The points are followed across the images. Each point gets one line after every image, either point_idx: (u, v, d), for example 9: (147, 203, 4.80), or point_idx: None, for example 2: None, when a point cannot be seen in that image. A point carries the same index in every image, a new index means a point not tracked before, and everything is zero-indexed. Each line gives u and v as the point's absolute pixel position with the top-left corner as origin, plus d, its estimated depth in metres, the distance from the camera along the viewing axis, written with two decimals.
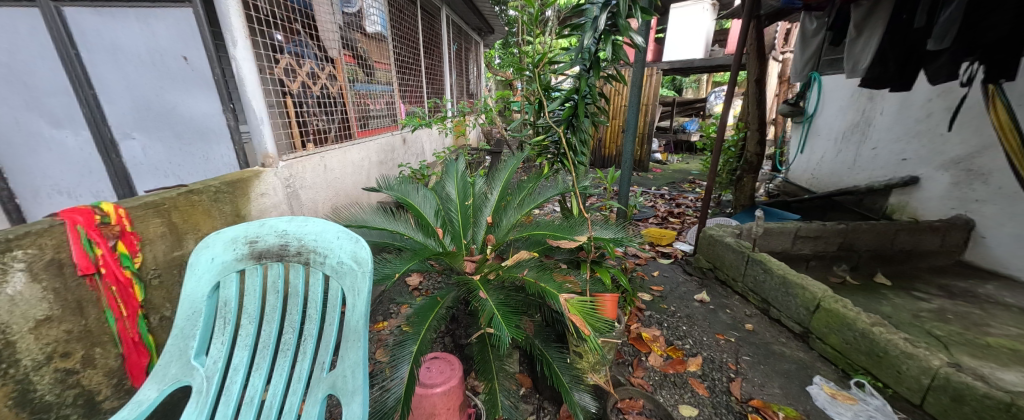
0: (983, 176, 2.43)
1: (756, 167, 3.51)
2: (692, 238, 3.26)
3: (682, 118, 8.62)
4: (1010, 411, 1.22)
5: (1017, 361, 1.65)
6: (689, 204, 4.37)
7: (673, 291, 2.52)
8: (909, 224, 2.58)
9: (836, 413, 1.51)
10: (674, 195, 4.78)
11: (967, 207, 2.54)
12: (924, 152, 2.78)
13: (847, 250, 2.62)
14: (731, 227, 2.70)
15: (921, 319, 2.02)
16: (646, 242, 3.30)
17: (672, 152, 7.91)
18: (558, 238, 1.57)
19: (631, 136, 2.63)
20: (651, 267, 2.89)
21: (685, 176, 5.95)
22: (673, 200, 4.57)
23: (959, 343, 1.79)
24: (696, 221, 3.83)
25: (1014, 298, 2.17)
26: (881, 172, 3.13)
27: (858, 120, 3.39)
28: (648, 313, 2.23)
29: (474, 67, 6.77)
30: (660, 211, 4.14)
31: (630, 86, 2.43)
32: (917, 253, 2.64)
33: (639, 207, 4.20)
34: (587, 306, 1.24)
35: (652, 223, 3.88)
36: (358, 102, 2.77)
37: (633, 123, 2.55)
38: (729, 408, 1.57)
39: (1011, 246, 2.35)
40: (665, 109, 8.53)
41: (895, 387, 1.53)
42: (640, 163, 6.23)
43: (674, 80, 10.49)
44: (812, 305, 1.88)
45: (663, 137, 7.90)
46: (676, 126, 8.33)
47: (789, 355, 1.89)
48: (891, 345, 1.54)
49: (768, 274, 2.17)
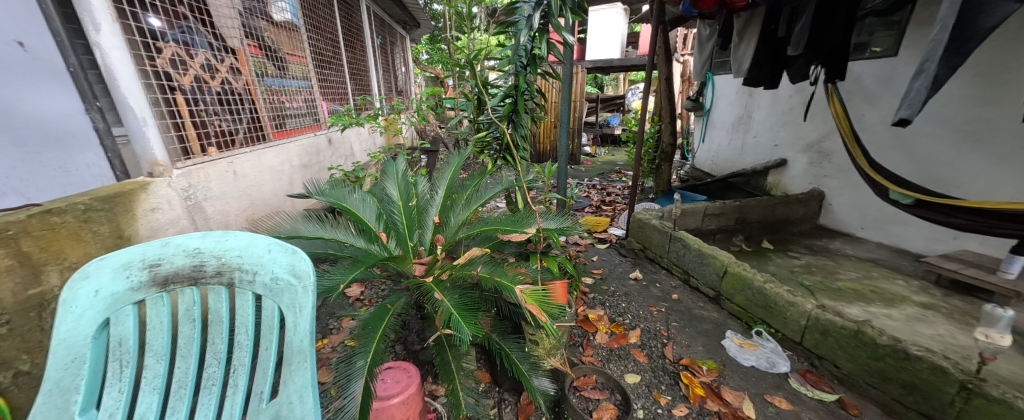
0: (829, 156, 3.07)
1: (670, 156, 3.97)
2: (623, 222, 3.58)
3: (606, 113, 9.34)
4: (856, 336, 1.58)
5: (859, 299, 2.14)
6: (617, 192, 4.78)
7: (611, 273, 2.76)
8: (784, 199, 3.15)
9: (743, 359, 1.81)
10: (605, 185, 5.17)
11: (819, 182, 3.19)
12: (790, 139, 3.42)
13: (742, 223, 3.09)
14: (655, 210, 3.04)
15: (795, 273, 2.51)
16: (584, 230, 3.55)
17: (600, 145, 8.54)
18: (508, 232, 1.60)
19: (566, 129, 2.76)
20: (591, 253, 3.13)
21: (612, 167, 6.49)
22: (605, 189, 4.96)
23: (822, 289, 2.26)
24: (625, 208, 4.21)
25: (854, 250, 2.80)
26: (761, 156, 3.77)
27: (743, 113, 4.03)
28: (592, 295, 2.41)
29: (402, 63, 6.48)
30: (594, 200, 4.46)
31: (563, 82, 2.53)
32: (791, 221, 3.23)
33: (575, 198, 4.47)
34: (541, 294, 1.28)
35: (587, 212, 4.17)
36: (270, 99, 2.47)
37: (567, 118, 2.68)
38: (664, 370, 1.77)
39: (848, 210, 3.02)
40: (590, 105, 9.16)
41: (784, 331, 1.88)
42: (573, 157, 6.62)
43: (597, 78, 11.22)
44: (722, 272, 2.22)
45: (591, 131, 8.48)
46: (601, 121, 8.97)
47: (707, 317, 2.19)
48: (779, 297, 1.88)
49: (687, 248, 2.50)
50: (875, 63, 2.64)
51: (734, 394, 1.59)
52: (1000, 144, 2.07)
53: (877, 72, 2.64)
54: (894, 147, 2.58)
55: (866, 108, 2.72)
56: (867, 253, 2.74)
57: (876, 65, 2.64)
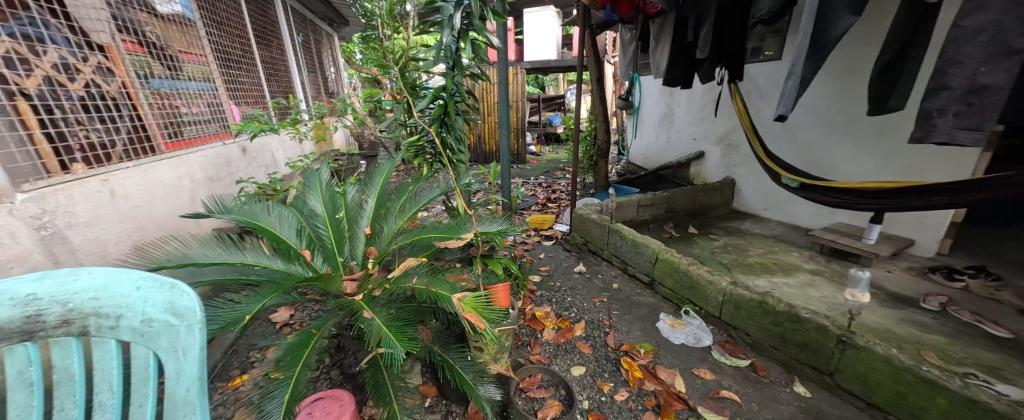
0: (737, 148, 3.47)
1: (606, 152, 4.19)
2: (567, 218, 3.70)
3: (548, 113, 9.60)
4: (761, 305, 1.79)
5: (765, 272, 2.44)
6: (561, 189, 4.94)
7: (557, 268, 2.83)
8: (704, 187, 3.48)
9: (674, 338, 1.96)
10: (549, 183, 5.31)
11: (731, 170, 3.58)
12: (706, 134, 3.80)
13: (670, 212, 3.36)
14: (594, 205, 3.18)
15: (716, 253, 2.79)
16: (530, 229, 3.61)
17: (544, 144, 8.75)
18: (445, 239, 1.53)
19: (505, 130, 2.77)
20: (538, 250, 3.18)
21: (556, 164, 6.69)
22: (550, 187, 5.10)
23: (737, 266, 2.54)
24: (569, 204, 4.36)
25: (760, 229, 3.19)
26: (684, 150, 4.14)
27: (666, 111, 4.39)
28: (539, 293, 2.45)
29: (332, 63, 6.05)
30: (540, 199, 4.57)
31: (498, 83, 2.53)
32: (711, 207, 3.58)
33: (521, 197, 4.54)
34: (481, 300, 1.25)
35: (534, 210, 4.25)
36: (159, 104, 2.13)
37: (506, 118, 2.69)
38: (607, 358, 1.85)
39: (754, 194, 3.44)
40: (533, 105, 9.33)
41: (706, 308, 2.07)
42: (518, 157, 6.70)
43: (538, 79, 11.39)
44: (654, 258, 2.39)
45: (534, 131, 8.66)
46: (544, 120, 9.19)
47: (644, 302, 2.34)
48: (701, 277, 2.07)
49: (623, 239, 2.65)
50: (766, 65, 3.03)
51: (668, 372, 1.71)
52: (858, 132, 2.49)
53: (768, 73, 3.03)
54: (784, 138, 2.99)
55: (762, 105, 3.12)
56: (770, 230, 3.14)
57: (767, 67, 3.03)
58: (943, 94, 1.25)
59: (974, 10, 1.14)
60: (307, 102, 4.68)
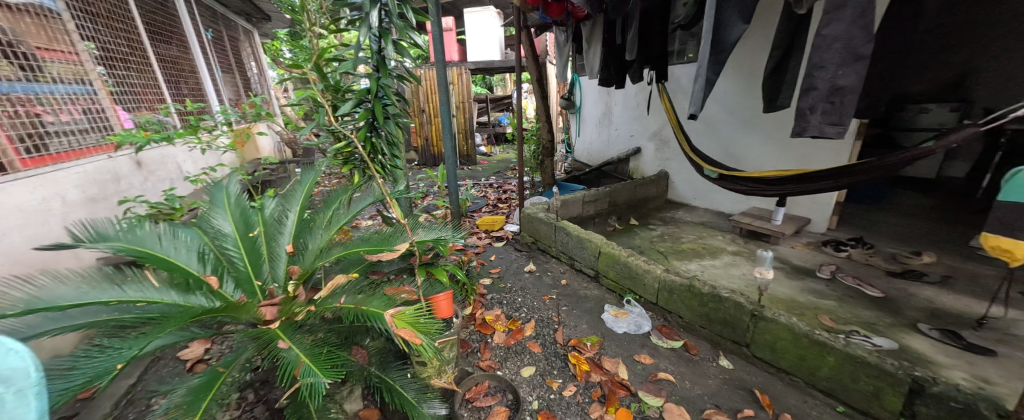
0: (667, 143, 3.76)
1: (552, 151, 4.28)
2: (517, 218, 3.72)
3: (496, 113, 9.59)
4: (690, 289, 1.93)
5: (696, 256, 2.65)
6: (512, 189, 4.97)
7: (509, 269, 2.83)
8: (642, 181, 3.69)
9: (617, 327, 2.05)
10: (500, 183, 5.32)
11: (665, 164, 3.86)
12: (642, 130, 4.05)
13: (613, 206, 3.51)
14: (541, 203, 3.24)
15: (654, 242, 2.97)
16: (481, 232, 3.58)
17: (494, 145, 8.73)
18: (376, 252, 1.41)
19: (449, 135, 2.70)
20: (489, 253, 3.16)
21: (507, 165, 6.71)
22: (500, 188, 5.10)
23: (673, 253, 2.73)
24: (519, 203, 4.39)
25: (691, 217, 3.47)
26: (622, 146, 4.38)
27: (605, 110, 4.61)
28: (490, 296, 2.43)
29: (255, 63, 5.50)
30: (491, 200, 4.55)
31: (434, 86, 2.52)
32: (650, 200, 3.80)
33: (471, 199, 4.49)
34: (417, 314, 1.18)
35: (485, 212, 4.22)
36: (9, 113, 1.77)
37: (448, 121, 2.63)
38: (556, 355, 1.88)
39: (685, 185, 3.73)
40: (481, 106, 9.25)
41: (645, 296, 2.19)
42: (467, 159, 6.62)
43: (485, 79, 11.24)
44: (597, 252, 2.48)
45: (484, 132, 8.61)
46: (493, 121, 9.17)
47: (590, 295, 2.42)
48: (638, 267, 2.19)
49: (568, 236, 2.72)
50: (687, 67, 3.31)
51: (612, 362, 1.78)
52: (763, 126, 2.81)
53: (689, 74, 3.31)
54: (704, 133, 3.27)
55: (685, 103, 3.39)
56: (699, 218, 3.43)
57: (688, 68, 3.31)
58: (811, 93, 1.47)
59: (833, 22, 1.35)
60: (226, 106, 4.20)
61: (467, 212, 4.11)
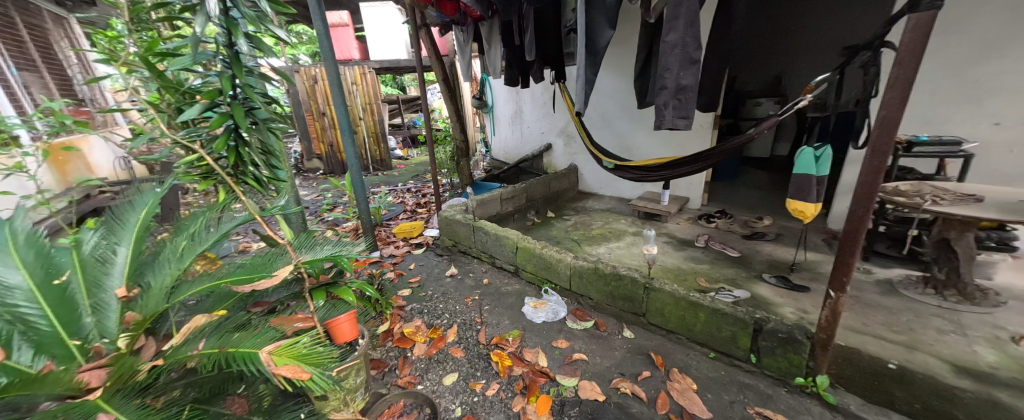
0: (574, 138, 4.05)
1: (467, 151, 4.18)
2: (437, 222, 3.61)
3: (411, 114, 9.15)
4: (596, 271, 2.09)
5: (604, 240, 2.89)
6: (431, 192, 4.81)
7: (430, 276, 2.73)
8: (555, 175, 3.88)
9: (537, 318, 2.11)
10: (418, 187, 5.11)
11: (574, 157, 4.14)
12: (551, 127, 4.28)
13: (531, 201, 3.62)
14: (459, 205, 3.21)
15: (569, 231, 3.16)
16: (398, 240, 3.39)
17: (412, 147, 8.35)
18: (248, 281, 1.21)
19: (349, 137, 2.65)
20: (408, 261, 3.00)
21: (425, 167, 6.48)
22: (418, 192, 4.90)
23: (585, 240, 2.93)
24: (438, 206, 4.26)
25: (598, 204, 3.77)
26: (535, 143, 4.56)
27: (515, 108, 4.73)
28: (409, 307, 2.31)
29: (84, 58, 4.31)
30: (409, 205, 4.35)
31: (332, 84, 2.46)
32: (564, 193, 4.02)
33: (386, 207, 4.22)
34: (304, 347, 1.04)
35: (402, 219, 4.01)
36: None
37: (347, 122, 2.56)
38: (479, 356, 1.86)
39: (592, 176, 4.04)
40: (393, 107, 8.71)
41: (561, 284, 2.31)
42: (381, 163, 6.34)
43: (396, 79, 10.53)
44: (515, 248, 2.53)
45: (399, 134, 8.15)
46: (408, 122, 8.74)
47: (512, 290, 2.46)
48: (552, 257, 2.30)
49: (486, 235, 2.73)
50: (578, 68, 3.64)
51: (532, 352, 1.84)
52: (645, 120, 3.20)
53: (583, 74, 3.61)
54: (601, 127, 3.58)
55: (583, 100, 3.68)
56: (605, 204, 3.75)
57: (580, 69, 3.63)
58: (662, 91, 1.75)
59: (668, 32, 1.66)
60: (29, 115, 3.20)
61: (383, 221, 3.86)
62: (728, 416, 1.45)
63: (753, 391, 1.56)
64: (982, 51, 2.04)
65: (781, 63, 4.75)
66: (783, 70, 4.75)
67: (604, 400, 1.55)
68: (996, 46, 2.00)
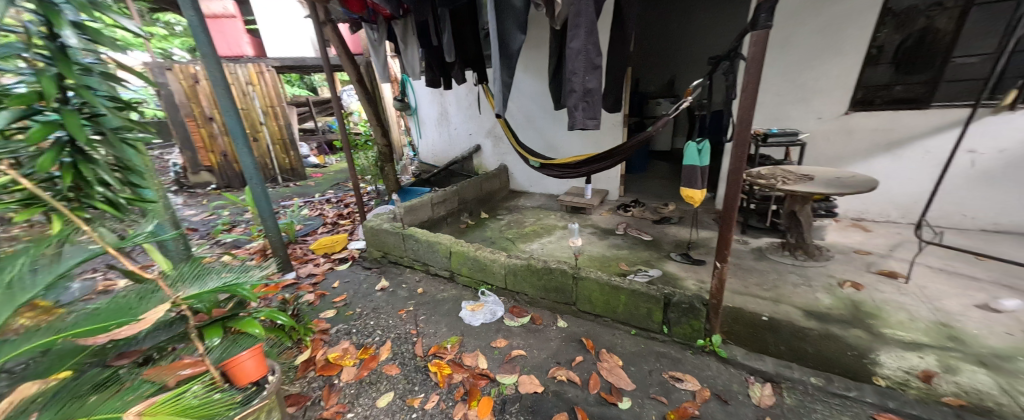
0: (501, 139, 4.13)
1: (391, 156, 3.93)
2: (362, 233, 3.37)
3: (324, 118, 8.40)
4: (529, 268, 2.16)
5: (536, 236, 3.00)
6: (354, 201, 4.48)
7: (357, 292, 2.54)
8: (486, 176, 3.88)
9: (475, 321, 2.11)
10: (339, 197, 4.72)
11: (504, 158, 4.23)
12: (478, 128, 4.30)
13: (463, 204, 3.58)
14: (385, 214, 3.05)
15: (503, 230, 3.21)
16: (317, 257, 3.09)
17: (328, 154, 7.67)
18: (109, 328, 1.00)
19: (243, 143, 2.36)
20: (331, 279, 2.75)
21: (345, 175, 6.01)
22: (339, 202, 4.53)
23: (518, 237, 3.01)
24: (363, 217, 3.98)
25: (528, 202, 3.90)
26: (464, 145, 4.54)
27: (440, 110, 4.62)
28: (335, 329, 2.13)
29: None
30: (329, 218, 3.99)
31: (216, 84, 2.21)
32: (496, 193, 4.05)
33: (302, 221, 3.82)
34: (187, 399, 0.95)
35: (321, 233, 3.66)
36: None
37: (238, 127, 2.31)
38: (417, 369, 1.80)
39: (522, 175, 4.15)
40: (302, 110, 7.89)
41: (496, 284, 2.34)
42: (294, 171, 5.80)
43: (303, 79, 9.48)
44: (448, 253, 2.49)
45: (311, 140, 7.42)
46: (321, 127, 8.01)
47: (448, 296, 2.42)
48: (486, 259, 2.31)
49: (417, 242, 2.64)
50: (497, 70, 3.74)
51: (471, 356, 1.83)
52: (565, 119, 3.38)
53: None
54: (525, 128, 3.69)
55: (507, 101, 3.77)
56: (535, 201, 3.89)
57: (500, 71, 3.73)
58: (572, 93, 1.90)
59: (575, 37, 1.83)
60: None
61: (298, 238, 3.48)
62: (649, 384, 1.62)
63: (667, 358, 1.76)
64: (809, 66, 2.77)
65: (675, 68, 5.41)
66: (676, 73, 5.41)
67: (542, 390, 1.62)
68: (816, 63, 2.75)
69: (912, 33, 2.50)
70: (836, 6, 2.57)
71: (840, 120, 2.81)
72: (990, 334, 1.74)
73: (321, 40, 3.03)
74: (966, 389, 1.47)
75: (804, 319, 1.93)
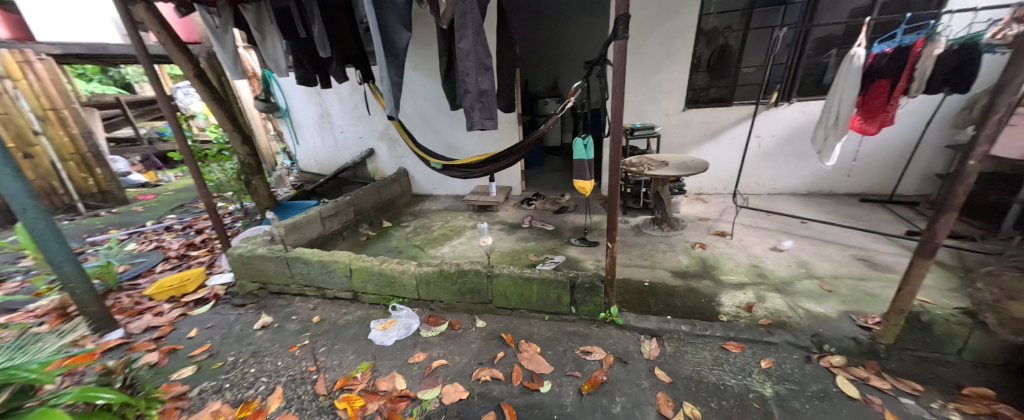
0: (397, 141, 3.89)
1: (258, 167, 3.29)
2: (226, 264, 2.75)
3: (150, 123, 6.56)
4: (441, 274, 2.09)
5: (445, 239, 2.91)
6: (208, 226, 3.63)
7: (227, 337, 2.07)
8: (384, 182, 3.58)
9: (387, 340, 1.95)
10: (186, 222, 3.76)
11: (402, 161, 3.99)
12: (368, 130, 3.95)
13: (359, 214, 3.24)
14: (260, 236, 2.58)
15: (409, 237, 3.02)
16: (160, 304, 2.41)
17: (162, 169, 6.03)
18: None
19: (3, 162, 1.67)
20: (185, 328, 2.18)
21: (192, 194, 4.82)
22: (185, 229, 3.61)
23: (426, 243, 2.87)
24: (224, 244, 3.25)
25: (431, 205, 3.76)
26: (354, 150, 4.11)
27: (320, 111, 4.03)
28: (199, 389, 1.70)
29: None
30: (172, 250, 3.14)
31: None
32: (397, 198, 3.79)
33: (128, 261, 2.92)
34: None
35: (163, 271, 2.86)
36: None
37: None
38: (321, 410, 1.57)
39: (424, 177, 3.98)
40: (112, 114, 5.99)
41: (408, 296, 2.20)
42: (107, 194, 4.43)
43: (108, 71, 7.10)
44: (348, 271, 2.23)
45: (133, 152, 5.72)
46: (148, 135, 6.23)
47: (353, 319, 2.16)
48: (394, 271, 2.15)
49: (308, 265, 2.29)
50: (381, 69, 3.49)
51: (386, 380, 1.69)
52: (462, 119, 3.36)
53: None
54: (420, 129, 3.54)
55: None
56: (438, 204, 3.78)
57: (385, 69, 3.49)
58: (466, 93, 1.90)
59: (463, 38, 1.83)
60: None
61: (124, 282, 2.65)
62: (565, 362, 1.76)
63: (578, 336, 1.93)
64: (659, 70, 3.34)
65: (557, 70, 5.89)
66: (558, 75, 5.90)
67: (468, 395, 1.60)
68: (662, 68, 3.33)
69: (717, 49, 3.25)
70: (670, 23, 3.16)
71: (679, 115, 3.50)
72: (781, 268, 2.42)
73: (130, 22, 2.33)
74: (772, 310, 2.01)
75: (672, 279, 2.35)
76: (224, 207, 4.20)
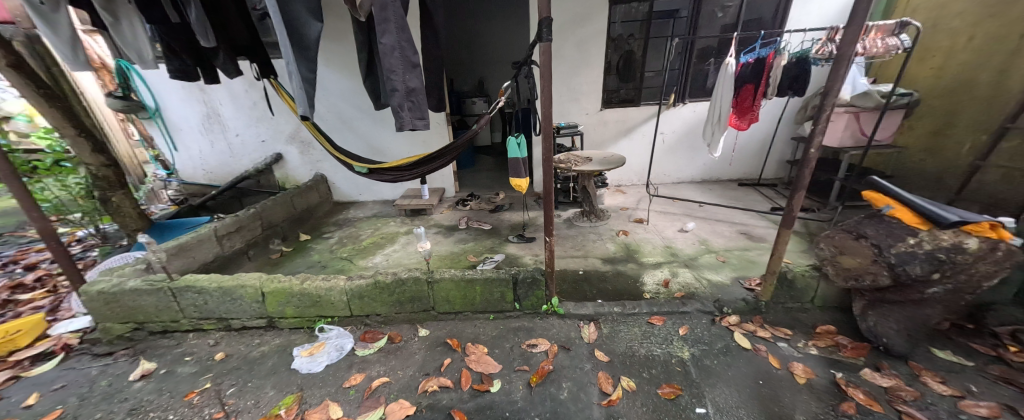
0: (309, 143, 3.50)
1: (119, 180, 2.64)
2: (80, 306, 2.14)
3: None
4: (375, 285, 1.94)
5: (376, 248, 2.71)
6: (45, 259, 2.81)
7: (89, 396, 1.63)
8: (298, 190, 3.17)
9: (316, 366, 1.74)
10: (7, 257, 2.86)
11: (317, 166, 3.60)
12: (272, 133, 3.47)
13: (267, 228, 2.82)
14: (132, 265, 2.09)
15: (334, 249, 2.74)
16: None
17: None
18: None
19: None
20: (20, 394, 1.65)
21: (19, 218, 3.69)
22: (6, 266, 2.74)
23: (354, 254, 2.63)
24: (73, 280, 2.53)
25: (355, 212, 3.46)
26: (256, 155, 3.58)
27: (203, 112, 3.40)
28: None
29: None
30: None
31: None
32: (316, 207, 3.41)
33: None
34: None
35: None
36: None
37: None
38: None
39: (346, 183, 3.66)
40: None
41: (338, 315, 1.99)
42: None
43: None
44: (259, 296, 1.92)
45: None
46: None
47: (270, 349, 1.88)
48: (319, 289, 1.92)
49: (204, 294, 1.92)
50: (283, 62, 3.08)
51: (318, 411, 1.50)
52: (386, 119, 3.16)
53: None
54: (336, 130, 3.22)
55: None
56: (363, 210, 3.50)
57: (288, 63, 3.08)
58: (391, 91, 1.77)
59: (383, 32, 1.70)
60: None
61: None
62: (512, 359, 1.77)
63: (523, 330, 1.96)
64: (577, 72, 3.58)
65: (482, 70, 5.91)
66: (483, 75, 5.92)
67: (415, 410, 1.51)
68: (579, 70, 3.58)
69: (624, 54, 3.58)
70: (584, 29, 3.40)
71: (597, 115, 3.79)
72: (688, 246, 2.78)
73: None
74: (684, 284, 2.29)
75: (603, 265, 2.53)
76: (70, 232, 3.29)
